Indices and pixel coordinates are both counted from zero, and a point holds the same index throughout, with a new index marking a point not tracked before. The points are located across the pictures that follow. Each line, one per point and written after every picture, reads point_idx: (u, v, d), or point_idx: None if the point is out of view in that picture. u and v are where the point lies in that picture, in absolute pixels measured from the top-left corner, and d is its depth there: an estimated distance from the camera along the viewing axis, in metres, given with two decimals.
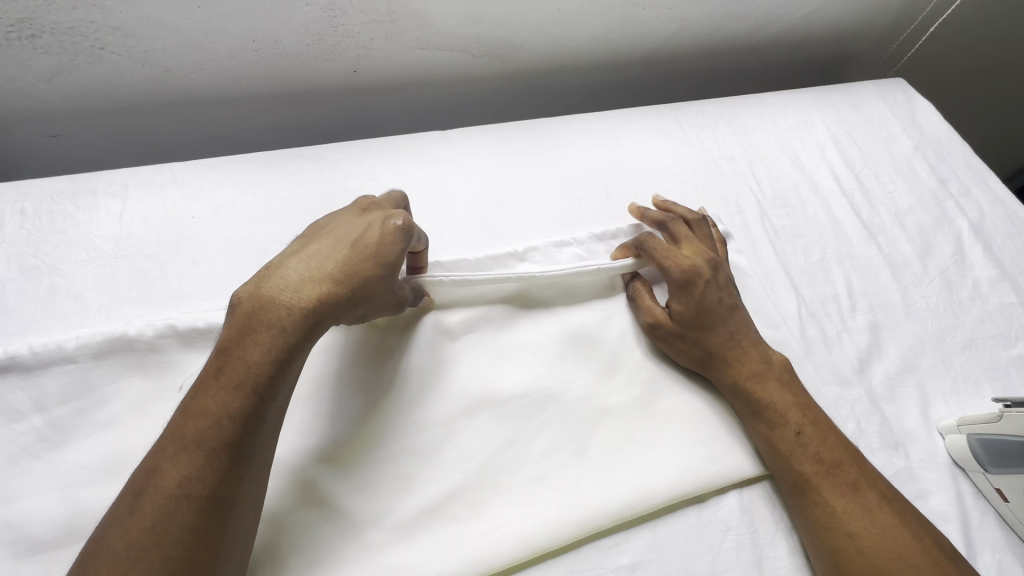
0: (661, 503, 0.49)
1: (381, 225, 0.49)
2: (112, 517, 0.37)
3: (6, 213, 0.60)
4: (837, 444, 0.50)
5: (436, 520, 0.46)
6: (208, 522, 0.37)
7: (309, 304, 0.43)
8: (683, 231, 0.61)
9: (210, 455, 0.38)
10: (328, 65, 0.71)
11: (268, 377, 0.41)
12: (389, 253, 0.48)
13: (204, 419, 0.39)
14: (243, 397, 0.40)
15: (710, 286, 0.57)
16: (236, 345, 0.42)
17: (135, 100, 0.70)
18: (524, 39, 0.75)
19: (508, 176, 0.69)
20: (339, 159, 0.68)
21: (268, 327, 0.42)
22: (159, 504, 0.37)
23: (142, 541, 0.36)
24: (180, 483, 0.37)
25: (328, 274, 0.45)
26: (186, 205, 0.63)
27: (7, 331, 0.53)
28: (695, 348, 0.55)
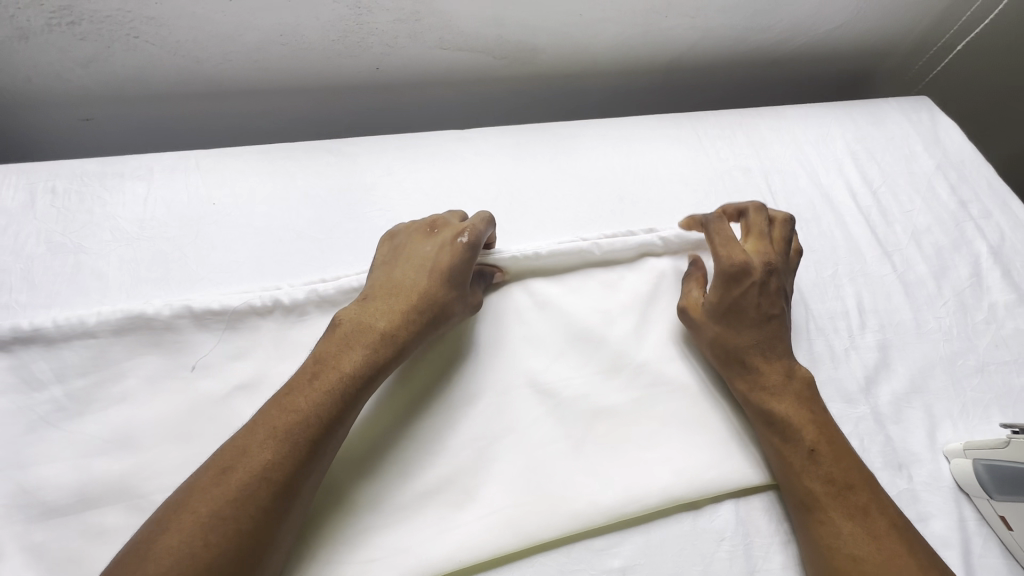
0: (654, 505, 0.49)
1: (451, 244, 0.54)
2: (196, 484, 0.40)
3: (38, 191, 0.62)
4: (855, 464, 0.50)
5: (429, 505, 0.47)
6: (277, 510, 0.41)
7: (395, 320, 0.50)
8: (760, 227, 0.61)
9: (297, 449, 0.42)
10: (352, 61, 0.73)
11: (356, 387, 0.46)
12: (463, 271, 0.53)
13: (294, 415, 0.43)
14: (333, 402, 0.45)
15: (753, 286, 0.56)
16: (332, 355, 0.47)
17: (166, 87, 0.72)
18: (545, 43, 0.76)
19: (522, 177, 0.70)
20: (357, 154, 0.69)
21: (363, 345, 0.48)
22: (241, 483, 0.40)
23: (218, 514, 0.39)
24: (265, 466, 0.41)
25: (412, 293, 0.51)
26: (207, 192, 0.65)
27: (33, 304, 0.55)
28: (725, 345, 0.55)
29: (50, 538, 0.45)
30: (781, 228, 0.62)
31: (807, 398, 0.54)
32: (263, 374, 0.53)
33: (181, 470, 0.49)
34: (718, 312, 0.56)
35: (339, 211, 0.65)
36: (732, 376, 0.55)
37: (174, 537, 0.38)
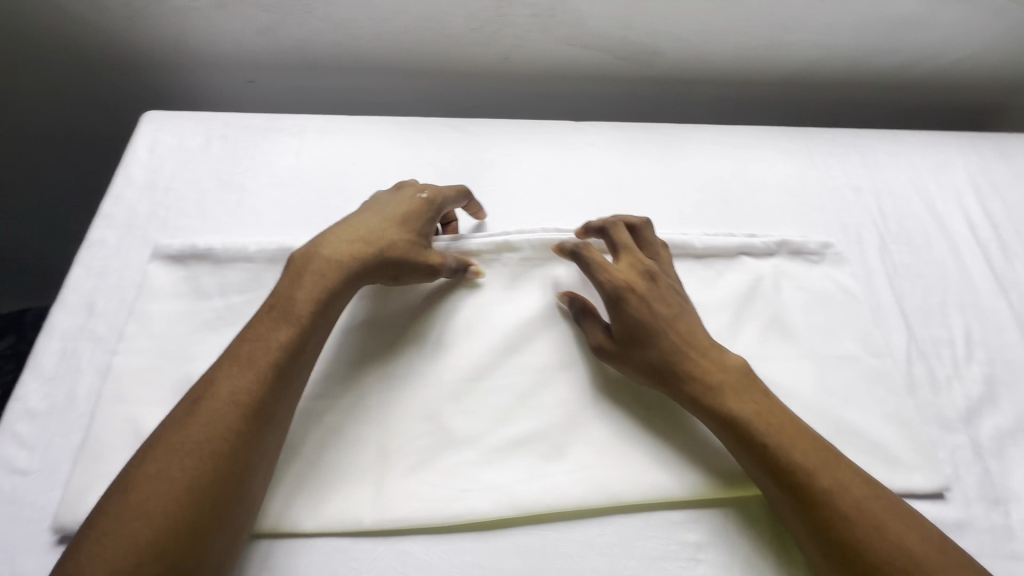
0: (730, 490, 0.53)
1: (411, 198, 0.62)
2: (176, 415, 0.46)
3: (212, 136, 0.73)
4: (826, 466, 0.48)
5: (523, 451, 0.54)
6: (247, 440, 0.45)
7: (350, 255, 0.55)
8: (624, 239, 0.60)
9: (260, 385, 0.47)
10: (485, 50, 0.79)
11: (308, 315, 0.52)
12: (417, 225, 0.60)
13: (258, 343, 0.49)
14: (289, 329, 0.50)
15: (643, 302, 0.56)
16: (286, 287, 0.53)
17: (319, 60, 0.81)
18: (666, 47, 0.79)
19: (630, 171, 0.73)
20: (480, 133, 0.75)
21: (312, 273, 0.53)
22: (218, 416, 0.45)
23: (197, 444, 0.44)
24: (233, 392, 0.46)
25: (364, 237, 0.57)
26: (349, 152, 0.73)
27: (203, 230, 0.65)
28: (641, 370, 0.55)
29: None
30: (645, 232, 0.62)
31: (743, 393, 0.52)
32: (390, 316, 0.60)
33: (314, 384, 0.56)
34: (624, 333, 0.55)
35: (461, 182, 0.71)
36: (670, 394, 0.54)
37: (156, 467, 0.43)
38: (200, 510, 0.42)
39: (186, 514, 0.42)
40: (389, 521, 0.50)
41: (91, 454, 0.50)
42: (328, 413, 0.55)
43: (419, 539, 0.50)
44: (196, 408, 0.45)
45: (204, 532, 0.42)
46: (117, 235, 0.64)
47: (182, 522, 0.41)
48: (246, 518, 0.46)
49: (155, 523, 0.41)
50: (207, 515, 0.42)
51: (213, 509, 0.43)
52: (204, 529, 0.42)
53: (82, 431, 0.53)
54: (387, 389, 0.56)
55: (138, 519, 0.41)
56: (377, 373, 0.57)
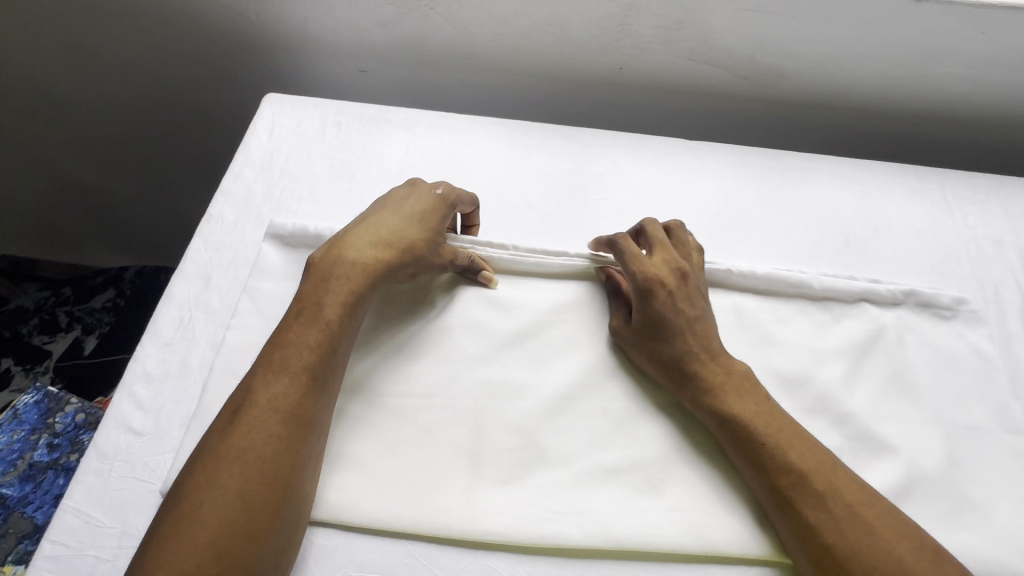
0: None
1: (427, 196, 0.61)
2: (217, 428, 0.47)
3: (327, 123, 0.74)
4: (846, 513, 0.46)
5: (616, 481, 0.52)
6: (289, 444, 0.46)
7: (370, 261, 0.55)
8: (659, 236, 0.59)
9: (295, 391, 0.48)
10: (601, 58, 0.77)
11: (339, 318, 0.52)
12: (435, 223, 0.59)
13: (291, 349, 0.50)
14: (320, 332, 0.51)
15: (670, 298, 0.56)
16: (312, 292, 0.53)
17: (433, 56, 0.81)
18: (794, 69, 0.75)
19: (744, 197, 0.70)
20: (589, 143, 0.73)
21: (338, 278, 0.54)
22: (259, 422, 0.46)
23: (240, 452, 0.45)
24: (270, 400, 0.47)
25: (381, 239, 0.56)
26: (457, 151, 0.72)
27: (314, 215, 0.66)
28: (651, 360, 0.55)
29: None
30: (681, 233, 0.60)
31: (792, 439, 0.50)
32: (490, 322, 0.59)
33: (410, 380, 0.56)
34: (643, 330, 0.56)
35: (567, 193, 0.69)
36: (722, 432, 0.52)
37: (203, 477, 0.44)
38: (253, 514, 0.43)
39: (239, 517, 0.43)
40: (477, 534, 0.49)
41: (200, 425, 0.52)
42: (424, 414, 0.54)
43: (504, 556, 0.49)
44: (238, 416, 0.46)
45: (260, 539, 0.43)
46: (234, 212, 0.67)
47: (235, 526, 0.42)
48: (300, 519, 0.46)
49: (207, 530, 0.42)
50: (258, 520, 0.43)
51: (266, 511, 0.44)
52: (258, 531, 0.43)
53: (193, 399, 0.55)
54: (482, 396, 0.56)
55: (191, 528, 0.42)
56: (476, 379, 0.56)
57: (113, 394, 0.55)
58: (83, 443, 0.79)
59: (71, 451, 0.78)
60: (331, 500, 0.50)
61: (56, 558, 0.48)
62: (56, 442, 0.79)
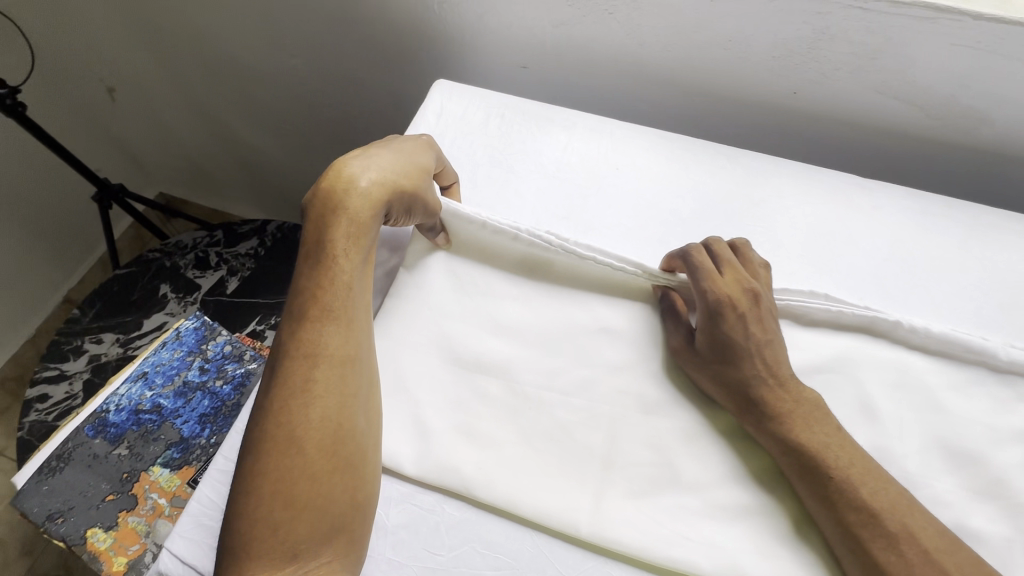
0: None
1: (410, 140, 0.63)
2: (260, 387, 0.50)
3: (490, 115, 0.77)
4: (924, 555, 0.44)
5: (751, 523, 0.50)
6: (327, 384, 0.48)
7: (374, 189, 0.55)
8: (728, 254, 0.58)
9: (321, 336, 0.50)
10: (776, 80, 0.74)
11: (352, 252, 0.53)
12: (422, 163, 0.61)
13: (304, 294, 0.52)
14: (332, 269, 0.52)
15: (740, 319, 0.54)
16: (314, 232, 0.53)
17: (598, 60, 0.81)
18: (1001, 115, 0.68)
19: (922, 247, 0.64)
20: (751, 167, 0.71)
21: (338, 211, 0.53)
22: (293, 371, 0.49)
23: (282, 401, 0.48)
24: (297, 347, 0.50)
25: (378, 168, 0.56)
26: (614, 157, 0.73)
27: (472, 200, 0.69)
28: (719, 386, 0.54)
29: (454, 380, 0.57)
30: (750, 253, 0.59)
31: (870, 480, 0.48)
32: (631, 333, 0.60)
33: (550, 376, 0.57)
34: (714, 351, 0.54)
35: (723, 214, 0.68)
36: (784, 457, 0.50)
37: (257, 431, 0.48)
38: (311, 458, 0.46)
39: (295, 462, 0.46)
40: (607, 540, 0.49)
41: None
42: (560, 410, 0.55)
43: (628, 567, 0.49)
44: (274, 371, 0.49)
45: (325, 477, 0.46)
46: None
47: (295, 472, 0.46)
48: (363, 455, 0.49)
49: (271, 477, 0.45)
50: (318, 462, 0.46)
51: (322, 453, 0.47)
52: (319, 473, 0.46)
53: None
54: (620, 405, 0.56)
55: (257, 479, 0.46)
56: (613, 387, 0.57)
57: None
58: (227, 372, 0.88)
59: (217, 377, 0.88)
60: (467, 475, 0.53)
61: (228, 471, 0.54)
62: (207, 366, 0.88)
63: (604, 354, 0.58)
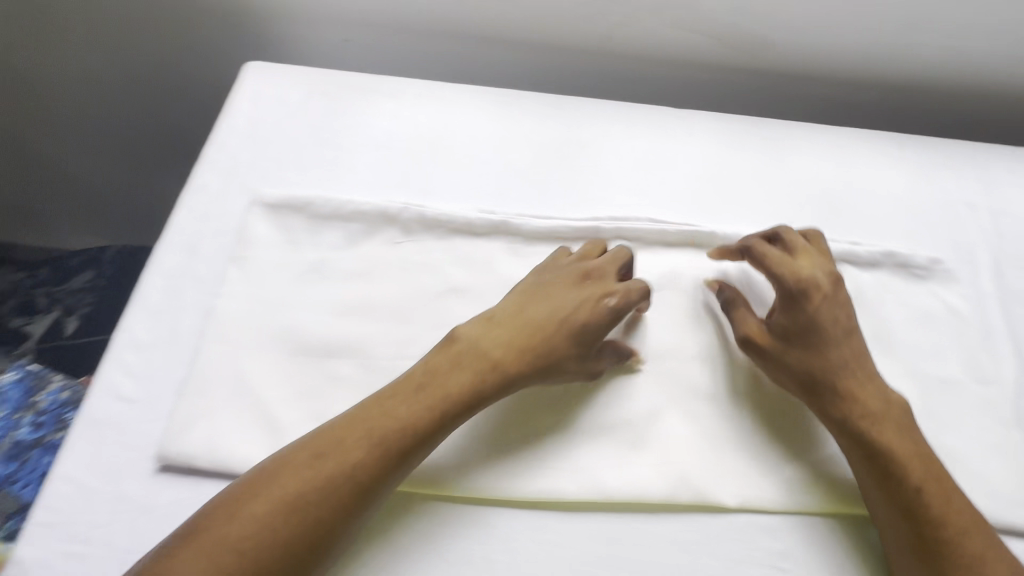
0: (781, 501, 0.52)
1: (595, 302, 0.54)
2: (290, 459, 0.46)
3: (312, 92, 0.73)
4: (956, 524, 0.47)
5: (607, 438, 0.53)
6: (359, 490, 0.45)
7: (501, 364, 0.51)
8: (799, 241, 0.58)
9: (377, 437, 0.47)
10: (589, 26, 0.77)
11: (451, 412, 0.49)
12: (590, 338, 0.53)
13: (393, 423, 0.48)
14: (425, 421, 0.48)
15: (824, 303, 0.54)
16: (440, 372, 0.51)
17: (418, 25, 0.80)
18: (779, 38, 0.76)
19: (730, 164, 0.71)
20: (577, 112, 0.74)
21: (480, 370, 0.51)
22: (328, 474, 0.45)
23: (304, 485, 0.44)
24: (355, 465, 0.46)
25: (533, 346, 0.52)
26: (446, 120, 0.72)
27: (302, 183, 0.65)
28: (796, 374, 0.53)
29: (303, 371, 0.55)
30: (818, 243, 0.59)
31: (931, 484, 0.49)
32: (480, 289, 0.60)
33: (404, 346, 0.57)
34: (788, 331, 0.54)
35: (557, 160, 0.69)
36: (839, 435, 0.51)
37: (257, 506, 0.44)
38: (295, 560, 0.43)
39: (281, 555, 0.42)
40: (480, 488, 0.50)
41: (193, 391, 0.52)
42: None
43: (503, 510, 0.50)
44: (320, 460, 0.45)
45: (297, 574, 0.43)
46: (219, 180, 0.65)
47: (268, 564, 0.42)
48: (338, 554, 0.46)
49: (249, 560, 0.42)
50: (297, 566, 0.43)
51: (308, 557, 0.43)
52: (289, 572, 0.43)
53: (183, 368, 0.54)
54: None
55: (226, 557, 0.42)
56: None
57: (101, 365, 0.54)
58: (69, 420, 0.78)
59: (56, 429, 0.77)
60: None
61: (49, 524, 0.47)
62: (40, 420, 0.77)
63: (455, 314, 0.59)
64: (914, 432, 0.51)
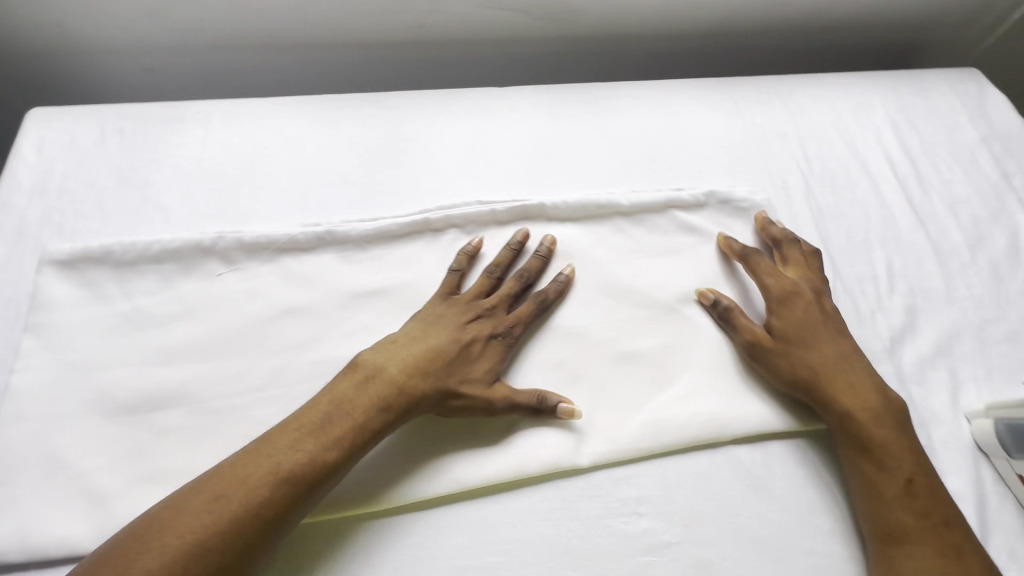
0: (634, 448, 0.53)
1: (484, 335, 0.55)
2: (187, 502, 0.43)
3: (107, 130, 0.68)
4: (924, 489, 0.51)
5: (458, 428, 0.53)
6: (266, 527, 0.43)
7: (408, 387, 0.50)
8: (795, 254, 0.63)
9: (285, 471, 0.44)
10: (397, 18, 0.76)
11: (362, 440, 0.48)
12: (491, 360, 0.54)
13: (301, 457, 0.45)
14: (337, 454, 0.46)
15: (810, 306, 0.59)
16: (351, 399, 0.49)
17: (224, 42, 0.76)
18: (585, 4, 0.77)
19: (556, 134, 0.72)
20: (399, 107, 0.72)
21: (389, 395, 0.50)
22: (232, 516, 0.42)
23: (207, 529, 0.41)
24: (259, 503, 0.43)
25: (438, 364, 0.52)
26: (260, 136, 0.69)
27: (104, 230, 0.61)
28: (795, 370, 0.55)
29: (124, 430, 0.51)
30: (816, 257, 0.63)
31: (903, 454, 0.52)
32: (312, 306, 0.58)
33: (236, 381, 0.54)
34: (785, 334, 0.57)
35: (381, 158, 0.68)
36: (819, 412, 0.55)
37: (153, 559, 0.40)
38: None
39: None
40: (333, 509, 0.49)
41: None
42: (255, 409, 0.53)
43: (357, 525, 0.49)
44: (223, 498, 0.42)
45: None
46: (6, 245, 0.59)
47: None
48: None
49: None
50: None
51: None
52: None
53: None
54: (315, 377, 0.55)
55: None
56: (307, 362, 0.56)
57: None
58: None
59: None
60: None
61: None
62: None
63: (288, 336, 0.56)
64: (905, 425, 0.54)
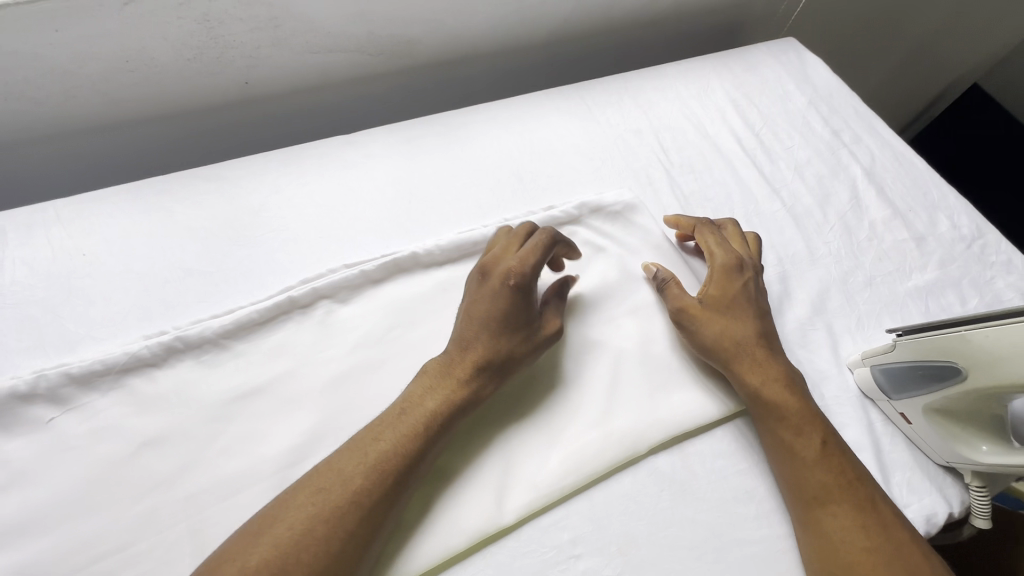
0: (556, 489, 0.51)
1: (501, 289, 0.53)
2: (275, 510, 0.43)
3: None
4: (836, 450, 0.52)
5: None
6: (365, 514, 0.43)
7: (461, 375, 0.51)
8: (740, 235, 0.65)
9: (378, 463, 0.45)
10: (215, 78, 0.69)
11: (433, 434, 0.48)
12: (517, 314, 0.53)
13: (381, 455, 0.46)
14: (408, 455, 0.46)
15: (749, 279, 0.60)
16: (417, 396, 0.50)
17: (8, 138, 0.65)
18: (419, 33, 0.74)
19: (418, 173, 0.68)
20: (239, 177, 0.66)
21: (447, 386, 0.50)
22: (318, 516, 0.42)
23: (313, 520, 0.42)
24: (337, 508, 0.43)
25: (472, 347, 0.52)
26: (76, 242, 0.59)
27: None
28: (715, 345, 0.57)
29: None
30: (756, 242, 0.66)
31: (812, 421, 0.54)
32: (175, 428, 0.50)
33: (93, 546, 0.45)
34: (718, 304, 0.58)
35: (227, 239, 0.61)
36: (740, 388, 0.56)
37: (293, 531, 0.41)
38: None
39: None
40: None
41: None
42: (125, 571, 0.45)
43: None
44: (309, 498, 0.43)
45: None
46: None
47: None
48: None
49: None
50: None
51: None
52: None
53: None
54: (193, 511, 0.47)
55: None
56: (179, 497, 0.48)
57: None
58: None
59: None
60: None
61: None
62: None
63: (150, 473, 0.48)
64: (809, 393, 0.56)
